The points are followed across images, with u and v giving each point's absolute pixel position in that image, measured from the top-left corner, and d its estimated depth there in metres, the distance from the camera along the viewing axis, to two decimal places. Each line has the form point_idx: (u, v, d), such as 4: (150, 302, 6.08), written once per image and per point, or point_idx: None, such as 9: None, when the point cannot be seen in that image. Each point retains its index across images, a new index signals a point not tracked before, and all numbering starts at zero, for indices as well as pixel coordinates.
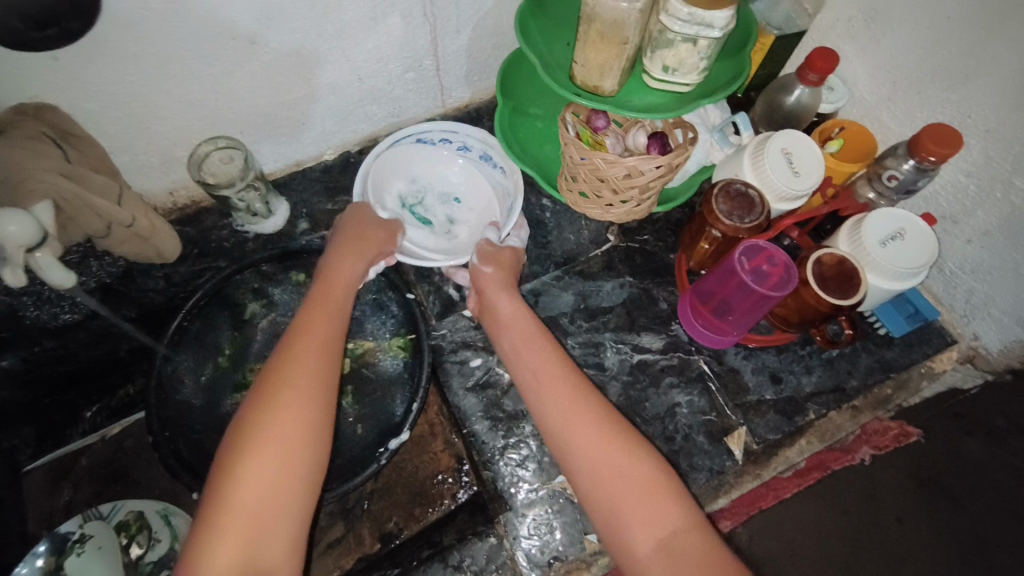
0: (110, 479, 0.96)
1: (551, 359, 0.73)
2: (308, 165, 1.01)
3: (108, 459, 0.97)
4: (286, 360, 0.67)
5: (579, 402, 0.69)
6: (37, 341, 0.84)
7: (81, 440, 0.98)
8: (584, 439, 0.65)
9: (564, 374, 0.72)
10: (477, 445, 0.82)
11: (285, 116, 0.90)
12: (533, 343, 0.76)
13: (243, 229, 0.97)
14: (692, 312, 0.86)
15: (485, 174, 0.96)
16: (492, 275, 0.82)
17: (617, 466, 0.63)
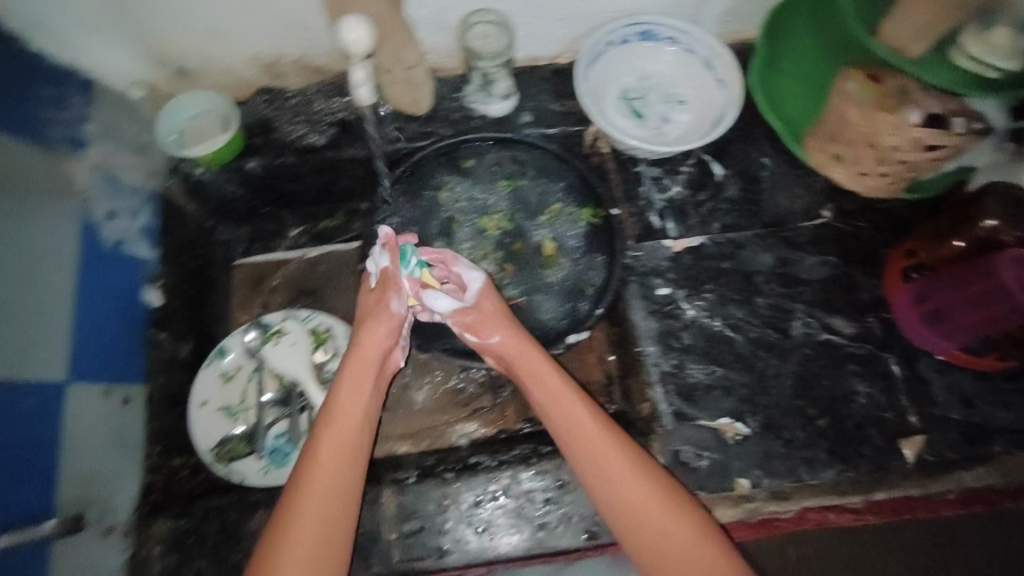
0: (305, 292, 1.01)
1: (563, 399, 0.75)
2: (542, 64, 0.96)
3: (303, 276, 1.01)
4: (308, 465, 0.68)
5: (591, 443, 0.72)
6: (280, 154, 0.91)
7: (284, 252, 1.03)
8: (635, 509, 0.68)
9: (585, 414, 0.74)
10: (646, 365, 0.84)
11: (548, 9, 0.85)
12: (553, 383, 0.76)
13: (470, 107, 0.94)
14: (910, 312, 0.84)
15: (703, 79, 0.91)
16: (487, 294, 0.79)
17: (646, 512, 0.68)
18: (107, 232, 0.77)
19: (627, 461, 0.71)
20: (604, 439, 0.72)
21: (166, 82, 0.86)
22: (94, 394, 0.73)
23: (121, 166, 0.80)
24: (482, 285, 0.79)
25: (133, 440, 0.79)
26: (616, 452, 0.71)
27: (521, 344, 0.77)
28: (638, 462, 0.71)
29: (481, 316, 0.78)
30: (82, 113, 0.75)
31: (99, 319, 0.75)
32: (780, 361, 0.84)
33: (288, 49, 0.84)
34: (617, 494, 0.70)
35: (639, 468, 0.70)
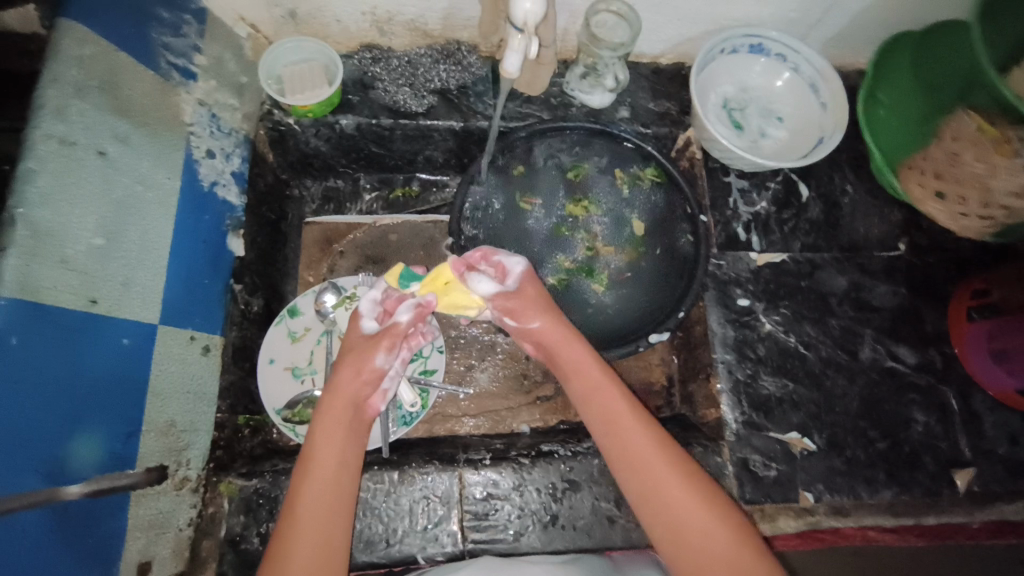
0: (370, 259, 0.97)
1: (599, 394, 0.72)
2: (643, 62, 0.98)
3: (372, 242, 0.98)
4: (302, 467, 0.65)
5: (623, 436, 0.69)
6: (375, 115, 0.89)
7: (355, 218, 0.99)
8: (665, 502, 0.65)
9: (616, 405, 0.71)
10: (721, 371, 0.85)
11: (673, 7, 0.86)
12: (585, 370, 0.73)
13: (571, 94, 0.95)
14: (976, 344, 0.87)
15: (803, 100, 0.94)
16: (532, 279, 0.77)
17: (682, 513, 0.64)
18: (203, 172, 0.73)
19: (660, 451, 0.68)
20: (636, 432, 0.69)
21: (275, 22, 0.84)
22: (180, 338, 0.67)
23: (221, 105, 0.77)
24: (524, 270, 0.77)
25: (209, 393, 0.71)
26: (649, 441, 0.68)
27: (565, 334, 0.75)
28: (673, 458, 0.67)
29: (523, 299, 0.75)
30: (194, 44, 0.73)
31: (190, 260, 0.70)
32: (848, 383, 0.86)
33: (407, 6, 0.83)
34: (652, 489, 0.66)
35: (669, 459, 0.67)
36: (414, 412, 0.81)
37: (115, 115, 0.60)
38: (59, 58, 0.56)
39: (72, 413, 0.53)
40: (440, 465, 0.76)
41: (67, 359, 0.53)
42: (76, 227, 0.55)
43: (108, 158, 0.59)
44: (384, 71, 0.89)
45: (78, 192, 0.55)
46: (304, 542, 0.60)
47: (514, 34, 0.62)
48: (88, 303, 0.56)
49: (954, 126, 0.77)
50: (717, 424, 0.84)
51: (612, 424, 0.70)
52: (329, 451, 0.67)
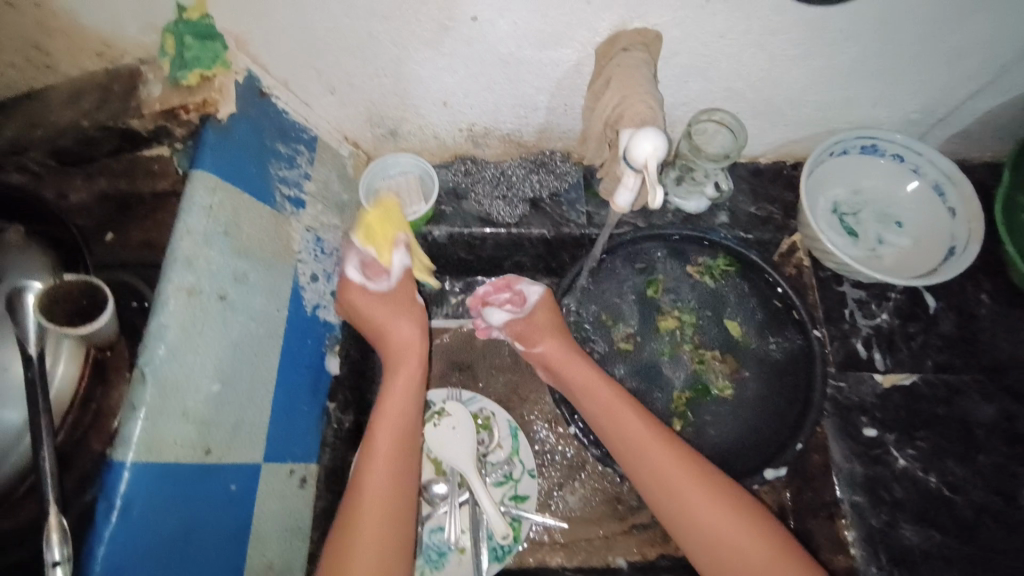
0: (456, 366, 0.95)
1: (614, 412, 0.76)
2: (741, 162, 0.94)
3: (459, 348, 0.96)
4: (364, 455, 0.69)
5: (644, 455, 0.73)
6: (468, 225, 0.88)
7: (442, 321, 0.97)
8: (707, 522, 0.69)
9: (637, 429, 0.74)
10: (849, 514, 0.75)
11: (781, 114, 0.82)
12: (601, 391, 0.78)
13: (666, 199, 0.91)
14: None
15: (927, 204, 0.85)
16: (543, 308, 0.86)
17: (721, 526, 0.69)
18: (308, 296, 0.74)
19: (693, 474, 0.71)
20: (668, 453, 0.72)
21: (375, 140, 0.86)
22: (282, 473, 0.66)
23: (326, 227, 0.79)
24: (541, 298, 0.87)
25: (303, 526, 0.69)
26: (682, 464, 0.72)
27: (567, 354, 0.82)
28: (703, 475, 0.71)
29: (534, 323, 0.85)
30: (304, 173, 0.76)
31: (293, 388, 0.70)
32: (1008, 535, 0.73)
33: (506, 122, 0.83)
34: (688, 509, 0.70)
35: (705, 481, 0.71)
36: (507, 545, 0.78)
37: (235, 256, 0.62)
38: (192, 210, 0.58)
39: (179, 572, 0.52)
40: None
41: (182, 513, 0.53)
42: (196, 375, 0.55)
43: (227, 300, 0.60)
44: (478, 184, 0.90)
45: (200, 338, 0.56)
46: (375, 517, 0.65)
47: (628, 173, 0.59)
48: (202, 453, 0.55)
49: None
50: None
51: (644, 449, 0.73)
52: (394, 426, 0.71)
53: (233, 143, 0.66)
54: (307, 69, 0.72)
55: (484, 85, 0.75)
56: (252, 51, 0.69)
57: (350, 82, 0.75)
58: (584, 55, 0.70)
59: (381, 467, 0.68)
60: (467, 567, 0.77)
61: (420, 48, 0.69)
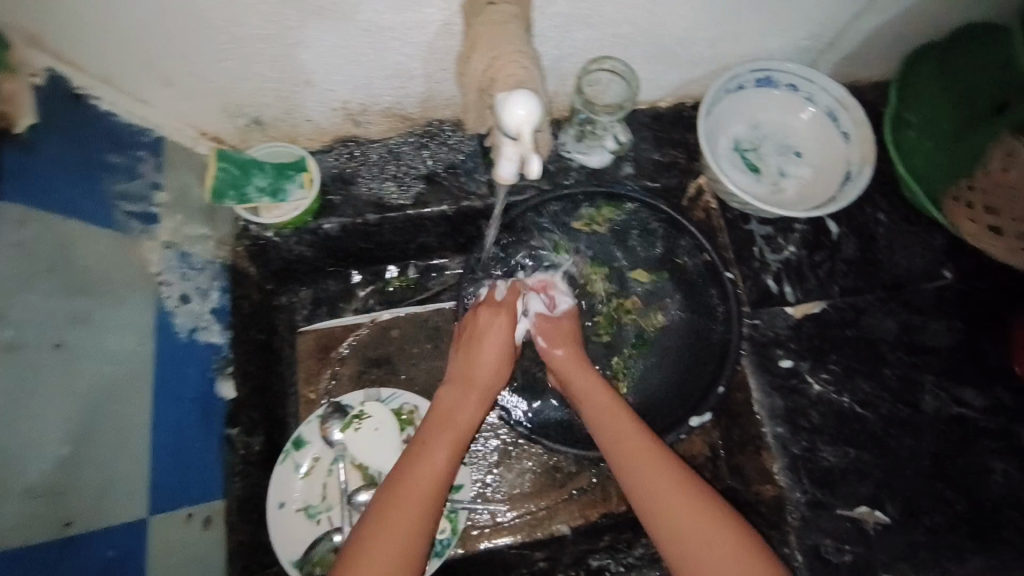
0: (374, 362, 0.89)
1: (613, 411, 0.74)
2: (640, 108, 0.90)
3: (375, 343, 0.90)
4: (388, 495, 0.64)
5: (630, 454, 0.70)
6: (363, 213, 0.81)
7: (352, 318, 0.91)
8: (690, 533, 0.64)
9: (627, 423, 0.72)
10: (773, 446, 0.77)
11: (673, 55, 0.78)
12: (596, 388, 0.76)
13: (568, 157, 0.87)
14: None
15: (824, 131, 0.85)
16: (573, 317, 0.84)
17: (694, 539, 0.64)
18: (180, 321, 0.66)
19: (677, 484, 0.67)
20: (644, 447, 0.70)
21: (239, 132, 0.75)
22: (176, 521, 0.61)
23: (190, 239, 0.69)
24: (573, 308, 0.85)
25: (214, 567, 0.65)
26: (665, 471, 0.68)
27: (580, 359, 0.79)
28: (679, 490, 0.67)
29: (559, 330, 0.82)
30: (154, 181, 0.65)
31: (176, 426, 0.63)
32: (914, 440, 0.78)
33: (383, 96, 0.75)
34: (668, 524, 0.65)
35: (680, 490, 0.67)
36: (445, 539, 0.76)
37: (68, 296, 0.53)
38: None
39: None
40: None
41: None
42: (41, 435, 0.49)
43: (65, 348, 0.52)
44: (365, 166, 0.81)
45: (38, 397, 0.49)
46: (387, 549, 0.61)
47: (505, 143, 0.53)
48: (62, 526, 0.50)
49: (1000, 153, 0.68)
50: (776, 504, 0.76)
51: (608, 415, 0.73)
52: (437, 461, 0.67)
53: (46, 163, 0.55)
54: (129, 61, 0.61)
55: (347, 60, 0.66)
56: (55, 46, 0.56)
57: (189, 71, 0.64)
58: (450, 13, 0.62)
59: (412, 505, 0.64)
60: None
61: (262, 23, 0.59)
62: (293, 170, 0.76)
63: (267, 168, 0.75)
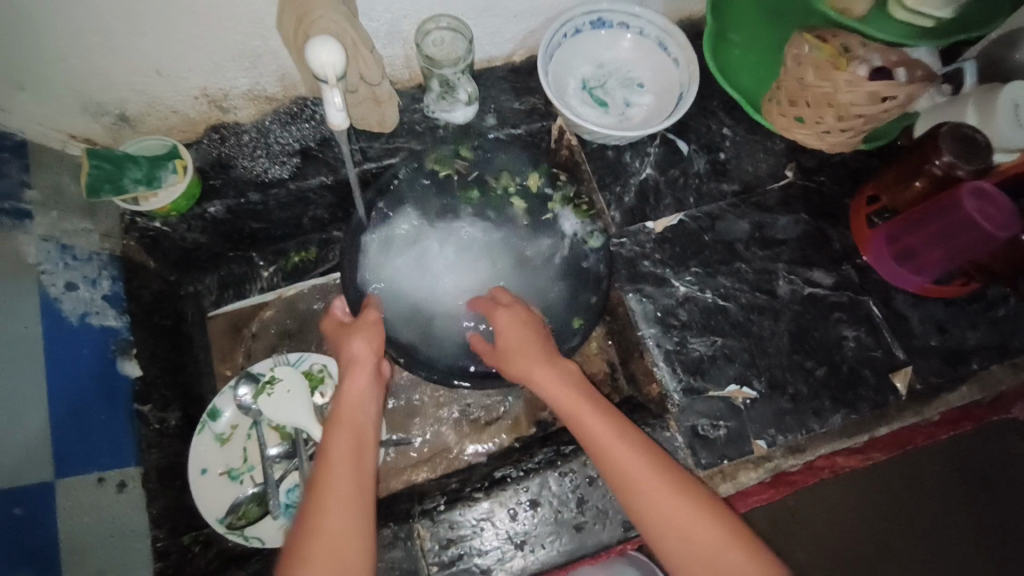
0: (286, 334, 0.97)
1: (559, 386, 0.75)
2: (497, 64, 0.96)
3: (286, 317, 0.97)
4: (315, 487, 0.66)
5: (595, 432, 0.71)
6: (244, 193, 0.87)
7: (258, 298, 0.98)
8: (683, 515, 0.65)
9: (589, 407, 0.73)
10: (648, 346, 0.85)
11: (503, 6, 0.84)
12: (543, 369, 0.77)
13: (434, 116, 0.93)
14: (885, 242, 0.89)
15: (659, 61, 0.94)
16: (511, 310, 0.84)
17: (684, 509, 0.66)
18: (68, 306, 0.72)
19: (647, 459, 0.68)
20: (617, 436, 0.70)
21: (109, 131, 0.81)
22: (84, 484, 0.66)
23: (72, 232, 0.75)
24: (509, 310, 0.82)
25: (137, 527, 0.69)
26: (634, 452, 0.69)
27: (520, 331, 0.80)
28: (664, 471, 0.68)
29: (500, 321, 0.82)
30: (20, 180, 0.71)
31: (72, 400, 0.68)
32: (774, 322, 0.87)
33: (239, 79, 0.80)
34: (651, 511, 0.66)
35: (654, 462, 0.69)
36: None
37: None
38: None
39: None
40: (395, 525, 0.74)
41: None
42: None
43: None
44: (240, 148, 0.86)
45: None
46: (331, 531, 0.62)
47: (325, 88, 0.61)
48: None
49: (793, 51, 0.78)
50: (659, 399, 0.84)
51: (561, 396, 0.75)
52: (344, 450, 0.69)
53: None
54: None
55: (188, 43, 0.72)
56: None
57: (36, 72, 0.69)
58: None
59: (339, 488, 0.65)
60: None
61: (88, 16, 0.64)
62: (166, 159, 0.81)
63: (140, 160, 0.79)
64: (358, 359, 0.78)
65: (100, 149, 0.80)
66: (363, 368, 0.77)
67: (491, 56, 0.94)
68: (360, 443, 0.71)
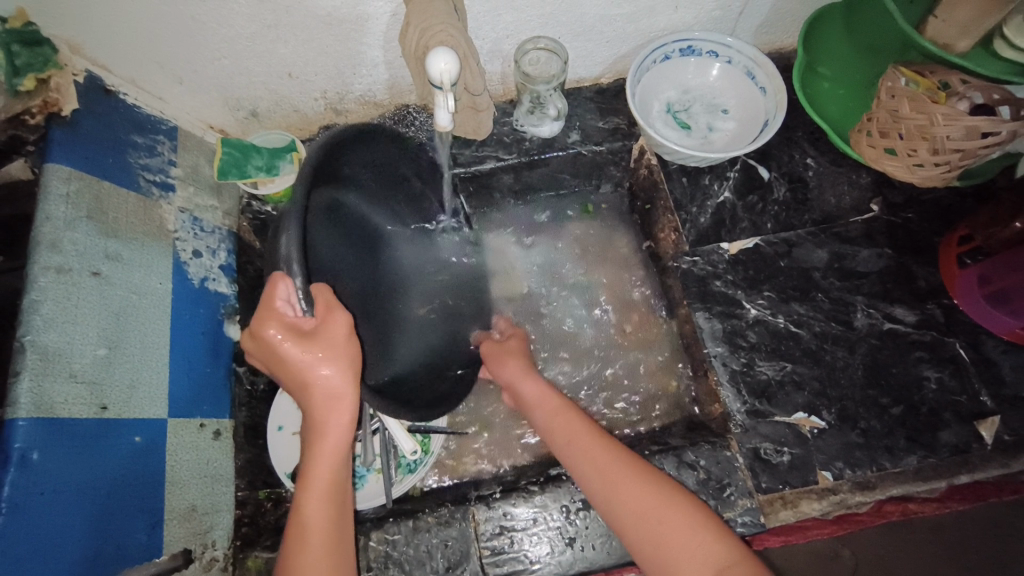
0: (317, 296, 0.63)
1: (569, 424, 0.77)
2: (585, 85, 1.01)
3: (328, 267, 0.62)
4: (295, 533, 0.62)
5: (599, 466, 0.71)
6: None
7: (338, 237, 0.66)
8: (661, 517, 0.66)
9: (592, 441, 0.74)
10: (715, 365, 0.85)
11: (599, 32, 0.90)
12: (551, 400, 0.80)
13: (522, 130, 0.98)
14: (976, 279, 0.86)
15: (746, 89, 0.96)
16: (516, 339, 0.90)
17: (662, 517, 0.66)
18: (192, 270, 0.81)
19: (635, 473, 0.70)
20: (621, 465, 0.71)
21: (240, 123, 0.93)
22: (190, 426, 0.75)
23: (201, 208, 0.86)
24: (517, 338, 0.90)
25: (225, 473, 0.79)
26: (605, 447, 0.73)
27: (527, 376, 0.83)
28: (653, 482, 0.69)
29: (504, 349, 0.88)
30: (169, 159, 0.82)
31: (188, 352, 0.78)
32: (849, 353, 0.85)
33: (354, 85, 0.89)
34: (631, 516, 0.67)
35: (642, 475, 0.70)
36: (418, 459, 0.86)
37: (104, 237, 0.69)
38: (49, 198, 0.65)
39: (116, 501, 0.63)
40: (452, 506, 0.77)
41: (81, 466, 0.60)
42: (78, 344, 0.63)
43: (101, 276, 0.67)
44: None
45: (76, 312, 0.63)
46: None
47: (438, 93, 0.68)
48: (98, 410, 0.63)
49: (888, 85, 0.79)
50: (722, 419, 0.83)
51: (571, 441, 0.75)
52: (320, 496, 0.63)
53: (81, 139, 0.71)
54: (149, 66, 0.78)
55: (318, 51, 0.81)
56: (90, 53, 0.72)
57: (193, 68, 0.80)
58: (396, 5, 0.75)
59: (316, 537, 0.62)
60: (380, 487, 0.84)
61: (244, 23, 0.74)
62: (284, 151, 0.91)
63: (263, 151, 0.90)
64: (340, 398, 0.60)
65: (232, 139, 0.92)
66: (339, 409, 0.61)
67: (580, 77, 0.99)
68: (338, 502, 0.65)
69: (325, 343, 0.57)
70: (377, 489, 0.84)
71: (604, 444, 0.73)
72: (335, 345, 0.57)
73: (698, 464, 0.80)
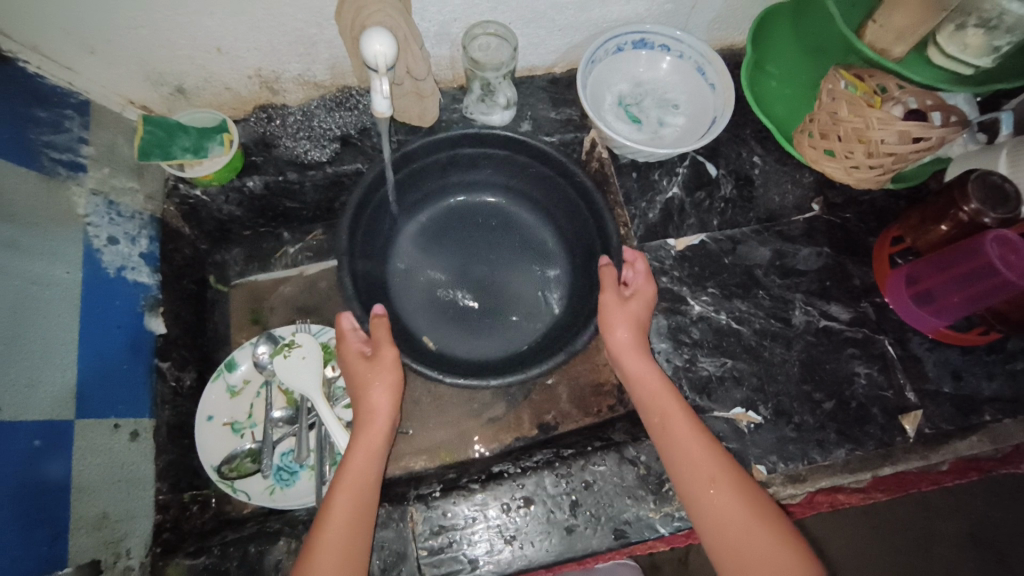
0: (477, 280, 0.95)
1: (660, 398, 0.76)
2: (538, 74, 0.99)
3: (463, 270, 0.95)
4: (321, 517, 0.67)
5: (682, 446, 0.72)
6: (283, 171, 0.90)
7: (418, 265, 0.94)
8: (736, 521, 0.67)
9: (687, 427, 0.73)
10: (661, 362, 0.85)
11: (551, 19, 0.87)
12: (645, 374, 0.78)
13: (471, 118, 0.95)
14: (905, 282, 0.88)
15: (697, 85, 0.96)
16: (641, 302, 0.81)
17: (746, 533, 0.66)
18: (107, 258, 0.76)
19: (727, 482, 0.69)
20: (709, 461, 0.70)
21: (165, 100, 0.86)
22: (102, 429, 0.70)
23: (119, 191, 0.80)
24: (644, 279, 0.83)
25: (143, 476, 0.75)
26: (694, 436, 0.72)
27: (636, 334, 0.79)
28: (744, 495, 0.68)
29: (615, 309, 0.79)
30: (79, 136, 0.75)
31: (103, 347, 0.73)
32: (786, 349, 0.87)
33: (291, 64, 0.84)
34: (715, 516, 0.68)
35: (735, 486, 0.69)
36: None
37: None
38: None
39: (12, 510, 0.58)
40: (390, 506, 0.75)
41: None
42: None
43: None
44: (279, 128, 0.90)
45: None
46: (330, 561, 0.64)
47: (373, 77, 0.64)
48: None
49: (829, 86, 0.79)
50: None
51: (666, 419, 0.74)
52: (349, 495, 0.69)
53: None
54: (55, 35, 0.70)
55: (250, 26, 0.75)
56: None
57: (107, 38, 0.73)
58: None
59: (340, 522, 0.66)
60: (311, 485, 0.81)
61: None
62: (214, 132, 0.85)
63: (190, 130, 0.84)
64: (376, 410, 0.75)
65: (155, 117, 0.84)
66: (377, 422, 0.75)
67: (532, 65, 0.97)
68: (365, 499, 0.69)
69: (379, 361, 0.75)
70: (308, 487, 0.81)
71: (693, 429, 0.73)
72: (382, 367, 0.75)
73: (639, 460, 0.78)
